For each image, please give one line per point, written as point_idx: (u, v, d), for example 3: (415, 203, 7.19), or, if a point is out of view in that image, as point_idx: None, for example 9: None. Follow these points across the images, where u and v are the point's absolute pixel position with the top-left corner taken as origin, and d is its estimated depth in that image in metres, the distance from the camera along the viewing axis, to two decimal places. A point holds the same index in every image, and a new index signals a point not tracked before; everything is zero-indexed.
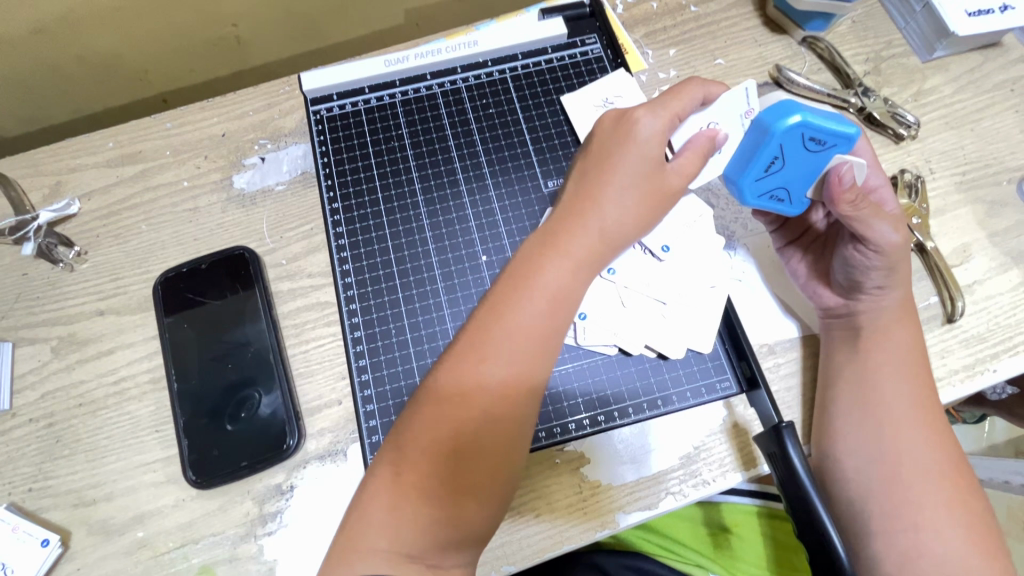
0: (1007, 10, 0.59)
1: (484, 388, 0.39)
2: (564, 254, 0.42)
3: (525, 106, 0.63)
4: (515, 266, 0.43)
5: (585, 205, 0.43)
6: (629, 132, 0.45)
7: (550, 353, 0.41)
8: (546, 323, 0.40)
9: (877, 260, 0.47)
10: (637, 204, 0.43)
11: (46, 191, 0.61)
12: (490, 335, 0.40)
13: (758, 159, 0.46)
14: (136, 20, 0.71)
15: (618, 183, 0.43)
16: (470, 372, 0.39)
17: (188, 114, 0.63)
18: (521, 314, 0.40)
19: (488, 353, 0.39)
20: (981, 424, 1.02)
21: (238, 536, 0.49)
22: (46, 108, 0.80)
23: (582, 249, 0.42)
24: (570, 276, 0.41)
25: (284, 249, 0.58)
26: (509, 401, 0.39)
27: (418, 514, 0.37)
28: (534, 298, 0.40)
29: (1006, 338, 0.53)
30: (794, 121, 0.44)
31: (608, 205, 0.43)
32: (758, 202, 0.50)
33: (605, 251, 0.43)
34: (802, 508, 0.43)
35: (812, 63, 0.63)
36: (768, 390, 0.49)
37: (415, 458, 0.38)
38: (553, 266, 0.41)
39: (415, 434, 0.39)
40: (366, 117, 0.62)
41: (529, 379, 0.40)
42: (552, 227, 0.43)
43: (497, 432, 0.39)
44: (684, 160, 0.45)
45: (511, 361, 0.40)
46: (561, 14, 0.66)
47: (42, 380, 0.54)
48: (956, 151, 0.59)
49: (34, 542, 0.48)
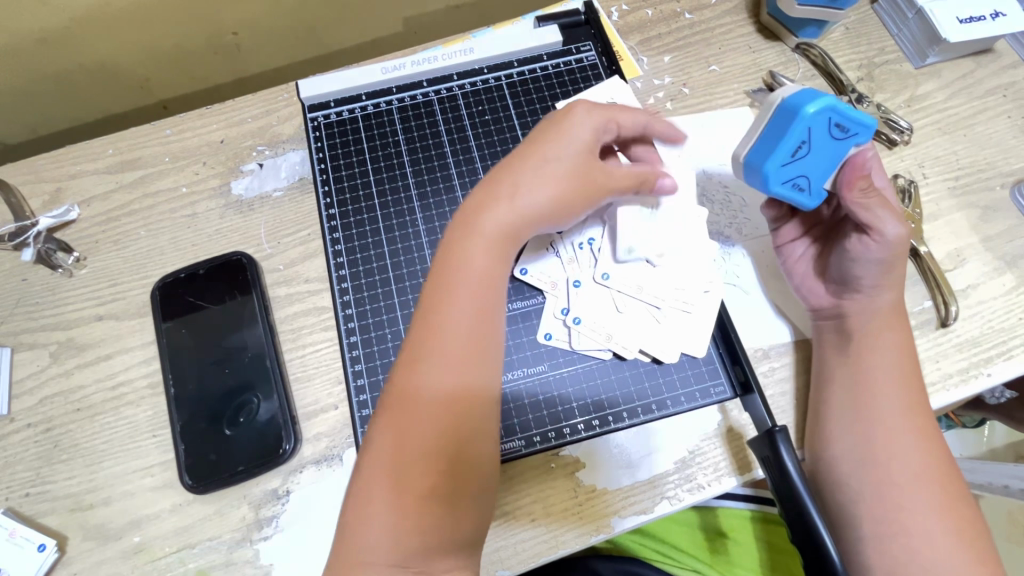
0: (998, 17, 0.59)
1: (425, 381, 0.41)
2: (481, 235, 0.45)
3: (520, 113, 0.63)
4: (437, 260, 0.45)
5: (498, 192, 0.46)
6: (549, 135, 0.49)
7: (490, 338, 0.43)
8: (479, 305, 0.43)
9: (878, 252, 0.47)
10: (560, 190, 0.47)
11: (46, 198, 0.62)
12: (426, 331, 0.42)
13: (785, 143, 0.46)
14: (136, 28, 0.72)
15: (534, 170, 0.47)
16: (412, 371, 0.41)
17: (187, 121, 0.64)
18: (449, 303, 0.42)
19: (425, 348, 0.41)
20: (981, 429, 1.02)
21: (234, 541, 0.50)
22: (47, 116, 0.80)
23: (500, 227, 0.45)
24: (490, 254, 0.45)
25: (282, 254, 0.59)
26: (454, 388, 0.41)
27: (407, 519, 0.38)
28: (467, 289, 0.43)
29: (1000, 342, 0.53)
30: (825, 105, 0.44)
31: (523, 188, 0.46)
32: (781, 189, 0.48)
33: (522, 226, 0.46)
34: (795, 514, 0.43)
35: (805, 70, 0.64)
36: (762, 395, 0.49)
37: (384, 471, 0.39)
38: (474, 248, 0.44)
39: (378, 445, 0.40)
40: (363, 124, 0.63)
41: (472, 368, 0.41)
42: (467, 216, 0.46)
43: (451, 420, 0.40)
44: (620, 174, 0.50)
45: (453, 352, 0.41)
46: (557, 22, 0.67)
47: (41, 385, 0.55)
48: (950, 156, 0.60)
49: (32, 547, 0.48)
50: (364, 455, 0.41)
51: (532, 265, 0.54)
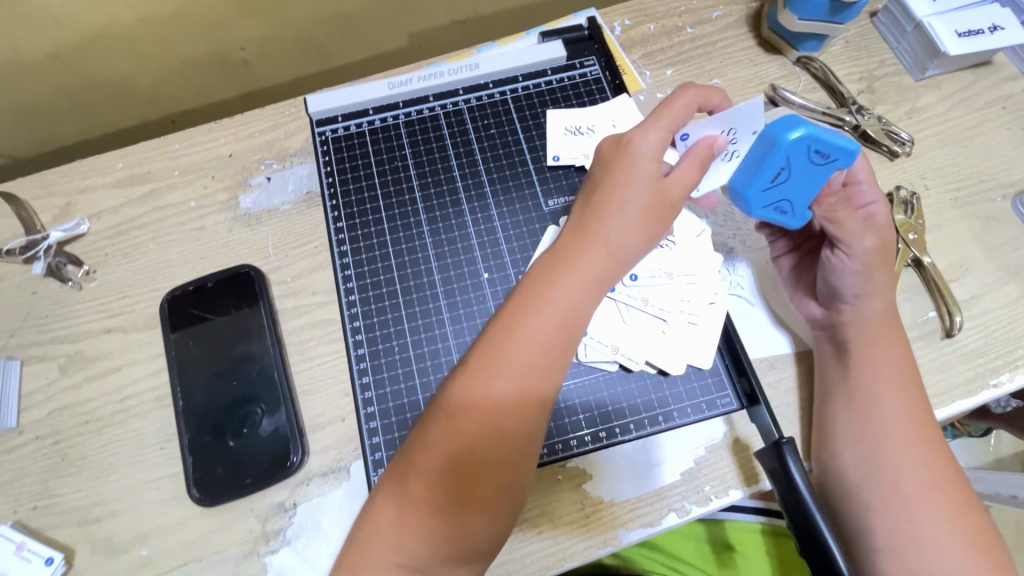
0: (996, 30, 0.60)
1: (505, 388, 0.41)
2: (578, 276, 0.43)
3: (525, 127, 0.64)
4: (526, 286, 0.44)
5: (590, 225, 0.44)
6: (628, 149, 0.45)
7: (559, 371, 0.42)
8: (555, 339, 0.42)
9: (853, 263, 0.49)
10: (642, 219, 0.44)
11: (56, 212, 0.62)
12: (503, 353, 0.41)
13: (763, 172, 0.46)
14: (146, 44, 0.73)
15: (625, 198, 0.44)
16: (483, 386, 0.41)
17: (196, 136, 0.65)
18: (536, 328, 0.42)
19: (498, 368, 0.41)
20: (987, 438, 1.01)
21: (242, 554, 0.50)
22: (57, 130, 0.81)
23: (591, 270, 0.43)
24: (579, 295, 0.43)
25: (288, 267, 0.59)
26: (518, 424, 0.41)
27: (433, 522, 0.39)
28: (545, 316, 0.42)
29: (1006, 353, 0.53)
30: (797, 136, 0.44)
31: (618, 227, 0.44)
32: (763, 212, 0.50)
33: (612, 270, 0.44)
34: (804, 527, 0.42)
35: (807, 82, 0.65)
36: (768, 406, 0.49)
37: (427, 475, 0.39)
38: (566, 287, 0.43)
39: (426, 445, 0.40)
40: (370, 137, 0.64)
41: (540, 403, 0.41)
42: (563, 246, 0.44)
43: (509, 445, 0.40)
44: (687, 176, 0.45)
45: (521, 377, 0.41)
46: (561, 37, 0.67)
47: (49, 398, 0.55)
48: (951, 167, 0.60)
49: (39, 561, 0.48)
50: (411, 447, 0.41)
51: None
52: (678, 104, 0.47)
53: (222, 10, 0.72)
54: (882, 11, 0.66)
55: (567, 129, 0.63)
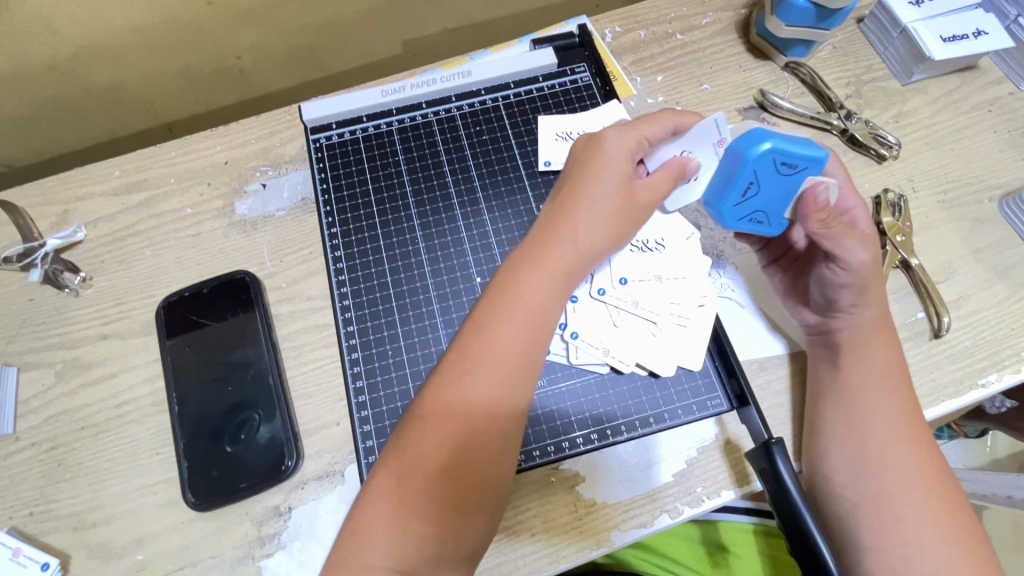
0: (980, 35, 0.61)
1: (475, 386, 0.41)
2: (546, 270, 0.44)
3: (517, 133, 0.65)
4: (495, 283, 0.44)
5: (558, 223, 0.45)
6: (599, 155, 0.47)
7: (531, 367, 0.43)
8: (526, 333, 0.42)
9: (846, 277, 0.49)
10: (611, 217, 0.45)
11: (53, 220, 0.63)
12: (474, 349, 0.42)
13: (734, 187, 0.47)
14: (143, 54, 0.74)
15: (596, 199, 0.45)
16: (454, 384, 0.41)
17: (192, 143, 0.66)
18: (504, 322, 0.42)
19: (469, 367, 0.41)
20: (983, 439, 1.02)
21: (237, 558, 0.50)
22: (56, 139, 0.82)
23: (559, 264, 0.44)
24: (547, 289, 0.43)
25: (283, 273, 0.60)
26: (491, 418, 0.41)
27: (418, 526, 0.39)
28: (516, 310, 0.42)
29: (993, 353, 0.53)
30: (763, 149, 0.44)
31: (588, 225, 0.45)
32: (738, 225, 0.50)
33: (580, 265, 0.45)
34: (794, 526, 0.43)
35: (795, 87, 0.66)
36: (758, 407, 0.50)
37: (406, 476, 0.40)
38: (535, 281, 0.43)
39: (405, 448, 0.40)
40: (364, 144, 0.65)
41: (512, 398, 0.42)
42: (531, 245, 0.45)
43: (482, 440, 0.41)
44: (656, 182, 0.47)
45: (491, 374, 0.41)
46: (551, 44, 0.68)
47: (46, 405, 0.55)
48: (938, 171, 0.61)
49: (35, 567, 0.49)
50: (391, 449, 0.42)
51: None
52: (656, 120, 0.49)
53: (218, 20, 0.73)
54: (869, 17, 0.67)
55: (557, 135, 0.63)
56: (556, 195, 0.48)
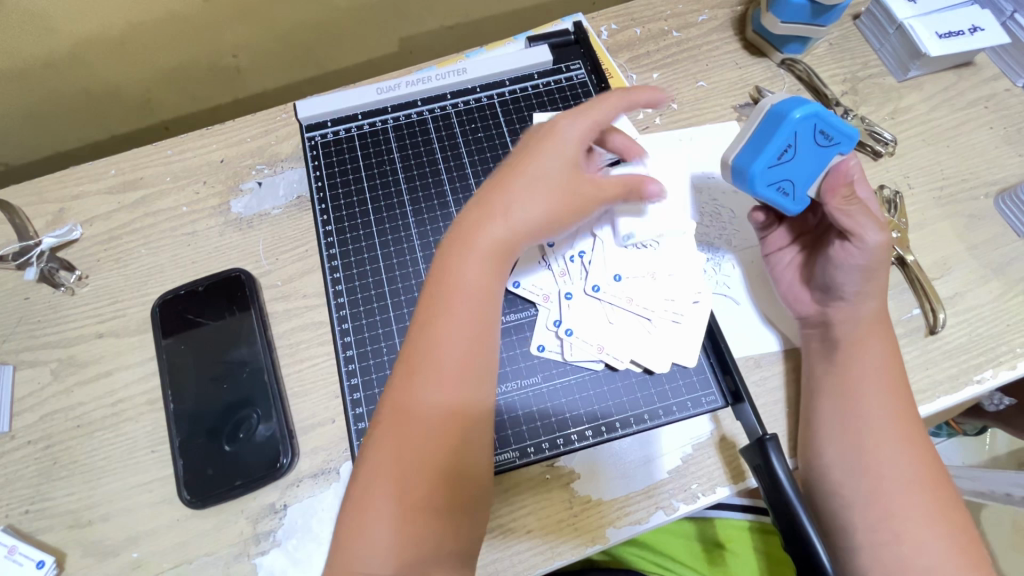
0: (976, 31, 0.61)
1: (422, 381, 0.42)
2: (486, 242, 0.45)
3: (512, 131, 0.65)
4: (438, 273, 0.45)
5: (485, 204, 0.46)
6: (529, 139, 0.49)
7: (476, 353, 0.43)
8: (467, 317, 0.43)
9: (860, 258, 0.49)
10: (541, 190, 0.46)
11: (49, 218, 0.63)
12: (420, 346, 0.43)
13: (770, 147, 0.47)
14: (138, 52, 0.74)
15: (522, 174, 0.47)
16: (406, 384, 0.42)
17: (188, 141, 0.66)
18: (445, 312, 0.43)
19: (417, 364, 0.42)
20: (982, 436, 1.02)
21: (232, 556, 0.50)
22: (51, 137, 0.82)
23: (488, 241, 0.45)
24: (479, 267, 0.44)
25: (279, 271, 0.60)
26: (443, 409, 0.41)
27: (408, 532, 0.39)
28: (455, 297, 0.43)
29: (989, 349, 0.53)
30: (806, 112, 0.45)
31: (527, 199, 0.46)
32: (765, 190, 0.49)
33: (512, 240, 0.45)
34: (788, 523, 0.43)
35: (791, 84, 0.66)
36: (752, 403, 0.50)
37: (368, 480, 0.40)
38: (466, 263, 0.44)
39: (371, 458, 0.41)
40: (359, 141, 0.64)
41: (461, 382, 0.42)
42: (461, 228, 0.46)
43: (438, 432, 0.41)
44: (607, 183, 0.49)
45: (439, 364, 0.42)
46: (547, 41, 0.68)
47: (41, 403, 0.55)
48: (934, 167, 0.61)
49: (30, 564, 0.49)
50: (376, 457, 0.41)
51: (525, 278, 0.55)
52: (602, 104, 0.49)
53: (214, 18, 0.73)
54: (865, 13, 0.67)
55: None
56: (493, 180, 0.48)
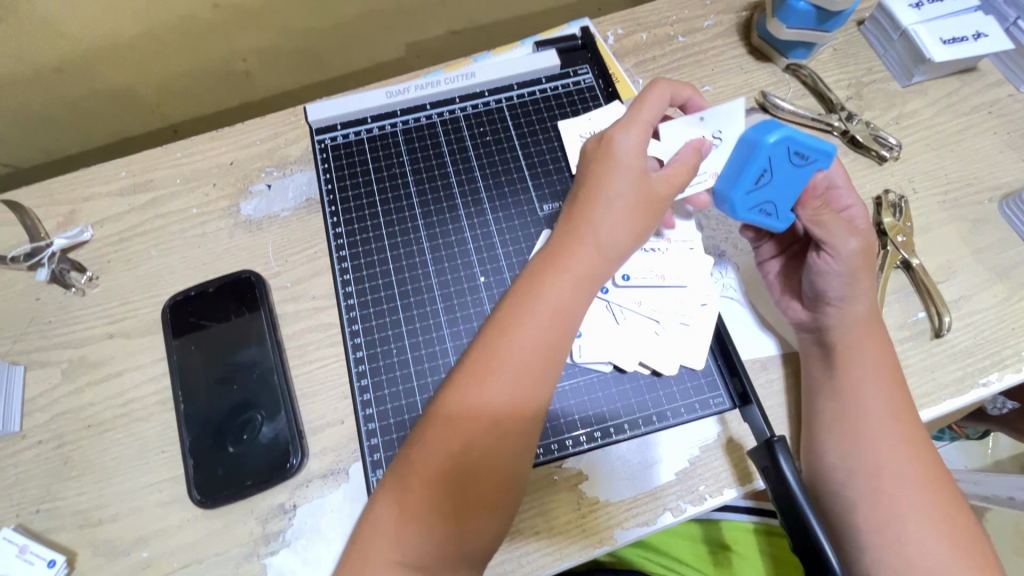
0: (980, 38, 0.62)
1: (498, 387, 0.41)
2: (572, 273, 0.43)
3: (520, 133, 0.65)
4: (516, 285, 0.45)
5: (578, 224, 0.45)
6: (608, 151, 0.45)
7: (550, 372, 0.43)
8: (549, 334, 0.42)
9: (837, 265, 0.49)
10: (630, 214, 0.44)
11: (60, 220, 0.63)
12: (500, 350, 0.42)
13: (747, 173, 0.49)
14: (150, 56, 0.74)
15: (614, 196, 0.44)
16: (477, 386, 0.41)
17: (198, 144, 0.66)
18: (524, 327, 0.42)
19: (493, 369, 0.41)
20: (985, 441, 1.02)
21: (242, 555, 0.50)
22: (61, 140, 0.83)
23: (581, 266, 0.44)
24: (569, 292, 0.43)
25: (289, 272, 0.60)
26: (514, 418, 0.41)
27: (440, 526, 0.39)
28: (538, 315, 0.42)
29: (993, 352, 0.54)
30: (777, 137, 0.47)
31: (607, 226, 0.44)
32: (748, 215, 0.51)
33: (601, 265, 0.44)
34: (795, 523, 0.43)
35: (796, 89, 0.66)
36: (760, 405, 0.50)
37: (423, 476, 0.40)
38: (558, 284, 0.43)
39: (422, 455, 0.41)
40: (368, 145, 0.65)
41: (534, 398, 0.42)
42: (551, 248, 0.45)
43: (501, 441, 0.41)
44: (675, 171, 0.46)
45: (515, 376, 0.41)
46: (555, 46, 0.69)
47: (52, 403, 0.56)
48: (939, 172, 0.61)
49: (41, 564, 0.49)
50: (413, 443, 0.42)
51: None
52: (653, 99, 0.47)
53: (223, 21, 0.73)
54: (869, 19, 0.68)
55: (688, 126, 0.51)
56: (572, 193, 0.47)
